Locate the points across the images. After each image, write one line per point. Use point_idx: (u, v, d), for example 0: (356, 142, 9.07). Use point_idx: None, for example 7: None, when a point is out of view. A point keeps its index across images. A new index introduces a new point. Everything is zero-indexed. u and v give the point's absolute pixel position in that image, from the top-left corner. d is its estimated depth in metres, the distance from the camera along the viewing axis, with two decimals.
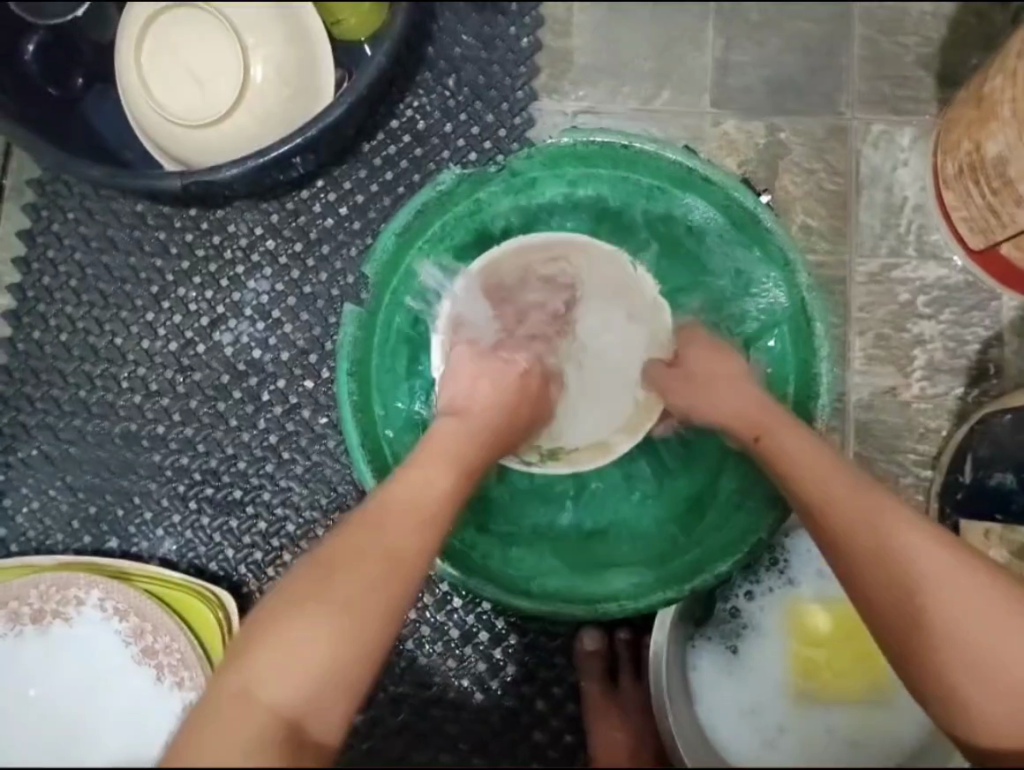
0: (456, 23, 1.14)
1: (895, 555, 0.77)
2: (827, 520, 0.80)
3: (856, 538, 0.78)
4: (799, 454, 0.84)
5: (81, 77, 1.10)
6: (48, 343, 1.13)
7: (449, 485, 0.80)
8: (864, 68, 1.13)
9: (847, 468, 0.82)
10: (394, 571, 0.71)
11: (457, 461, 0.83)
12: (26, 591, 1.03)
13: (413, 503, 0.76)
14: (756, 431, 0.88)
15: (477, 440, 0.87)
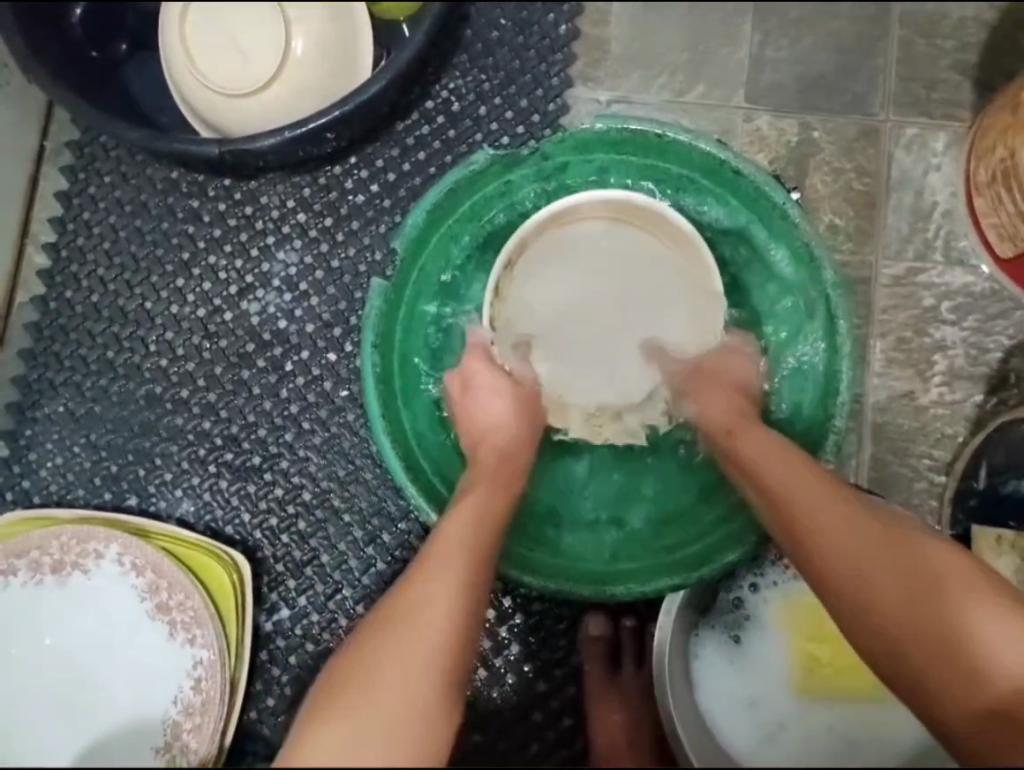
0: (493, 6, 1.15)
1: (866, 535, 0.78)
2: (798, 518, 0.79)
3: (828, 523, 0.78)
4: (763, 452, 0.85)
5: (124, 44, 1.13)
6: (79, 303, 1.15)
7: (466, 541, 0.78)
8: (900, 70, 1.13)
9: (808, 460, 0.84)
10: (440, 647, 0.68)
11: (467, 518, 0.80)
12: (47, 542, 1.05)
13: (436, 571, 0.74)
14: (728, 427, 0.90)
15: (481, 494, 0.84)
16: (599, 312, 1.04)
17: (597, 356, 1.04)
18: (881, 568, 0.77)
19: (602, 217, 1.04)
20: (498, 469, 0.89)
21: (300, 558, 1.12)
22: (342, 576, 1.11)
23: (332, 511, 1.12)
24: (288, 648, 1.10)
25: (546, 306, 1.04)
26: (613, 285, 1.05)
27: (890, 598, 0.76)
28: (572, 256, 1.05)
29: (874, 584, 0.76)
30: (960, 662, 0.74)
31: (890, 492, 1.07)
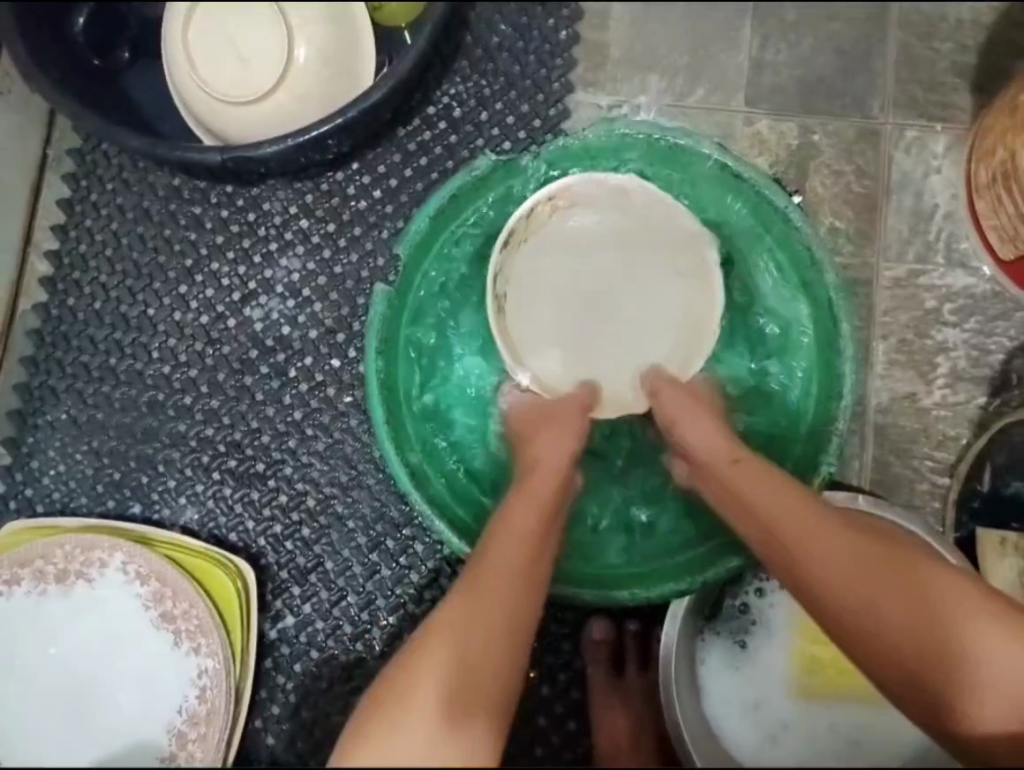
0: (494, 12, 1.15)
1: (879, 574, 0.77)
2: (811, 567, 0.77)
3: (827, 568, 0.76)
4: (770, 491, 0.80)
5: (126, 51, 1.13)
6: (82, 310, 1.15)
7: (518, 560, 0.76)
8: (899, 72, 1.13)
9: (809, 498, 0.80)
10: (481, 678, 0.68)
11: (518, 534, 0.78)
12: (51, 551, 1.05)
13: (481, 589, 0.73)
14: (733, 457, 0.84)
15: (535, 505, 0.82)
16: (595, 295, 1.05)
17: (577, 334, 1.04)
18: (896, 608, 0.76)
19: (634, 206, 1.04)
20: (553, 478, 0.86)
21: (304, 565, 1.12)
22: (346, 582, 1.11)
23: (336, 517, 1.12)
24: (292, 655, 1.10)
25: (545, 271, 1.05)
26: (613, 272, 1.05)
27: (906, 637, 0.75)
28: (588, 229, 1.05)
29: (891, 627, 0.75)
30: (979, 691, 0.75)
31: (894, 494, 1.07)
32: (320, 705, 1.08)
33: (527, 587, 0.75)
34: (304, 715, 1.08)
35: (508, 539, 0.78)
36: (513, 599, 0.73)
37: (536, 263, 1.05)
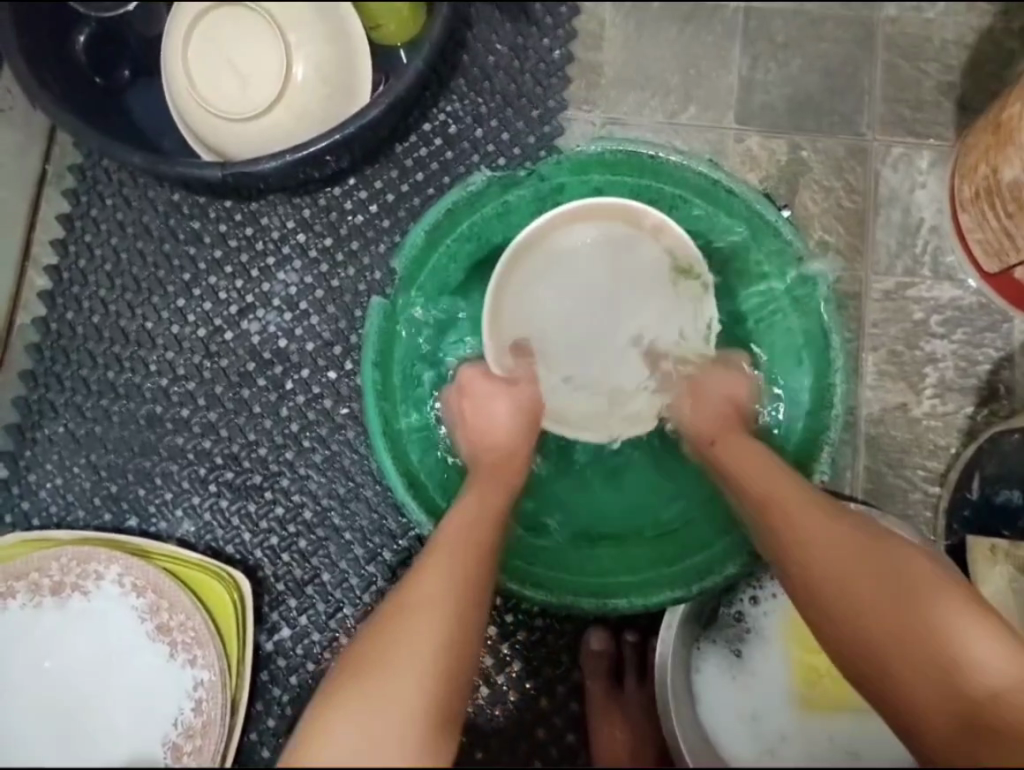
0: (490, 32, 1.18)
1: (849, 540, 0.81)
2: (785, 530, 0.82)
3: (801, 527, 0.81)
4: (747, 464, 0.88)
5: (127, 70, 1.15)
6: (81, 324, 1.16)
7: (469, 539, 0.80)
8: (885, 91, 1.16)
9: (790, 473, 0.87)
10: (450, 639, 0.71)
11: (473, 518, 0.83)
12: (47, 563, 1.05)
13: (438, 567, 0.76)
14: (711, 438, 0.94)
15: (489, 498, 0.86)
16: (605, 314, 1.07)
17: (559, 324, 1.07)
18: (863, 576, 0.78)
19: (691, 300, 1.07)
20: (501, 469, 0.92)
21: (301, 576, 1.12)
22: (343, 594, 1.11)
23: (332, 529, 1.13)
24: (288, 667, 1.10)
25: (581, 265, 1.07)
26: (609, 293, 1.08)
27: (873, 604, 0.77)
28: (642, 269, 1.07)
29: (864, 594, 0.78)
30: (950, 662, 0.74)
31: (887, 503, 1.09)
32: None
33: (478, 561, 0.78)
34: None
35: (459, 522, 0.82)
36: (474, 569, 0.77)
37: (539, 276, 1.07)
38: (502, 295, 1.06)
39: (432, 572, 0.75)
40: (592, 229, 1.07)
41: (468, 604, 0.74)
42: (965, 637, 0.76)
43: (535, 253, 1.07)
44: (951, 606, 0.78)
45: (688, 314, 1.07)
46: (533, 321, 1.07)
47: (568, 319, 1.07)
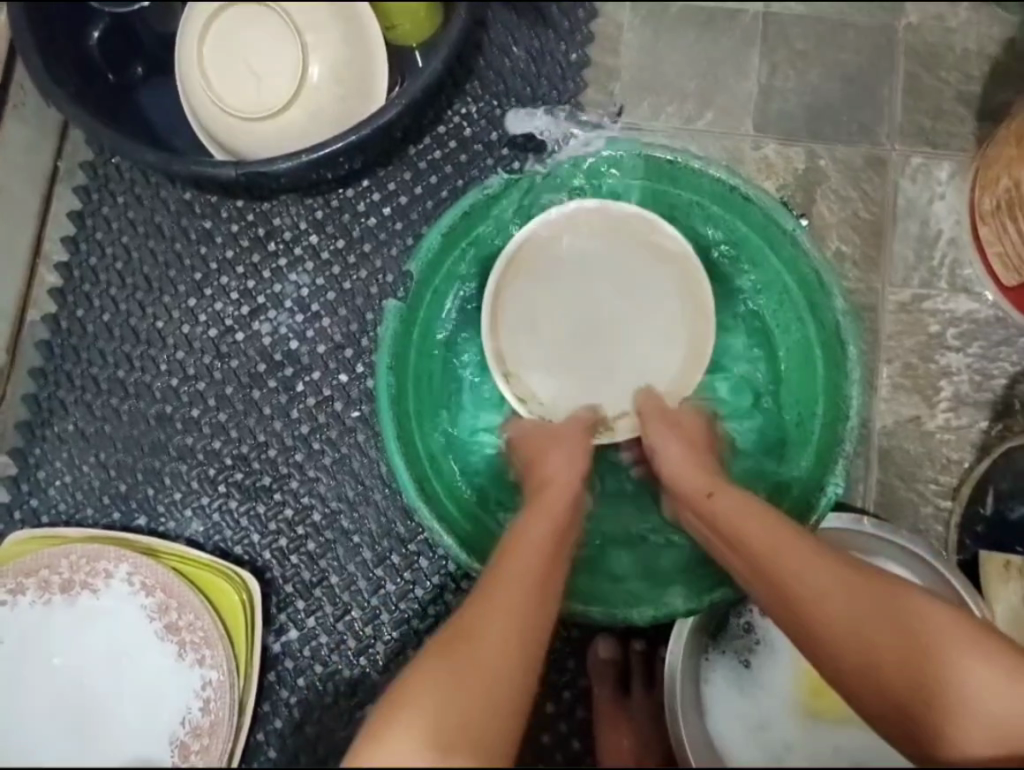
0: (506, 34, 1.16)
1: (864, 602, 0.77)
2: (800, 595, 0.77)
3: (811, 594, 0.77)
4: (745, 520, 0.81)
5: (140, 67, 1.14)
6: (92, 322, 1.16)
7: (533, 574, 0.75)
8: (905, 100, 1.15)
9: (791, 529, 0.81)
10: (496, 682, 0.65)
11: (532, 545, 0.78)
12: (57, 561, 1.05)
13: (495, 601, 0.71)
14: (709, 489, 0.87)
15: (544, 521, 0.82)
16: (607, 330, 1.07)
17: (555, 328, 1.07)
18: (883, 634, 0.76)
19: (694, 320, 1.06)
20: (562, 496, 0.86)
21: (309, 579, 1.12)
22: (350, 597, 1.11)
23: (341, 532, 1.13)
24: (295, 669, 1.10)
25: (586, 280, 1.07)
26: (612, 305, 1.07)
27: (892, 666, 0.75)
28: (648, 288, 1.07)
29: (882, 660, 0.75)
30: (949, 711, 0.76)
31: (898, 517, 1.08)
32: (322, 720, 1.08)
33: (541, 599, 0.74)
34: (307, 729, 1.08)
35: (522, 553, 0.77)
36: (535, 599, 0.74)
37: (539, 288, 1.07)
38: (499, 304, 1.06)
39: (490, 607, 0.71)
40: (591, 238, 1.07)
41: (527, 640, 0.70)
42: (961, 672, 0.76)
43: (532, 263, 1.07)
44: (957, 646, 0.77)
45: (690, 336, 1.06)
46: (535, 334, 1.07)
47: (571, 328, 1.07)
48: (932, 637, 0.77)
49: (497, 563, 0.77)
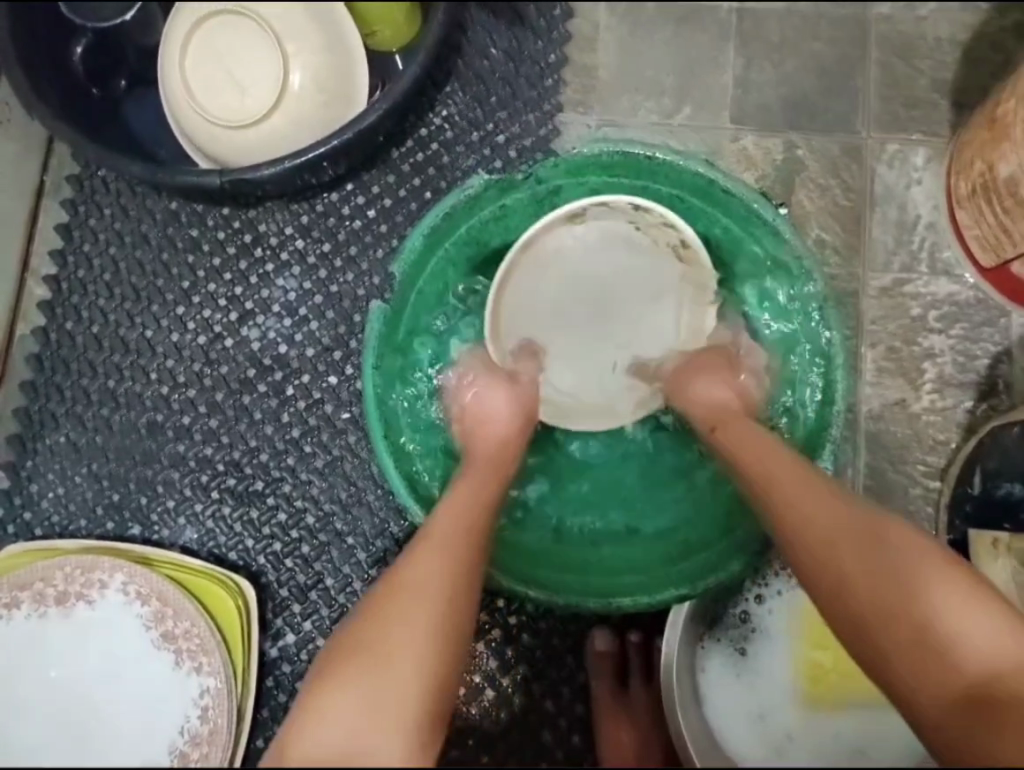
0: (485, 35, 1.18)
1: (850, 536, 0.78)
2: (791, 516, 0.81)
3: (809, 515, 0.80)
4: (749, 446, 0.87)
5: (124, 79, 1.15)
6: (81, 333, 1.16)
7: (471, 519, 0.81)
8: (879, 89, 1.17)
9: (799, 461, 0.85)
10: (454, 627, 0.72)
11: (467, 500, 0.83)
12: (51, 573, 1.05)
13: (449, 550, 0.76)
14: (716, 426, 0.92)
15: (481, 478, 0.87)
16: (607, 320, 1.09)
17: (556, 319, 1.09)
18: (858, 560, 0.77)
19: (690, 332, 1.08)
20: (500, 452, 0.92)
21: (304, 582, 1.12)
22: (346, 599, 1.11)
23: (335, 534, 1.13)
24: (293, 673, 1.10)
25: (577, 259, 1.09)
26: (611, 294, 1.09)
27: (874, 609, 0.76)
28: (645, 277, 1.09)
29: (860, 597, 0.77)
30: (943, 655, 0.74)
31: (888, 499, 1.09)
32: None
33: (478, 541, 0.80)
34: None
35: (456, 503, 0.82)
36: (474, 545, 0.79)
37: (536, 287, 1.09)
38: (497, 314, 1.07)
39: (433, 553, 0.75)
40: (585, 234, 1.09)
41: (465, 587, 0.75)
42: (953, 619, 0.76)
43: (528, 267, 1.08)
44: (928, 585, 0.77)
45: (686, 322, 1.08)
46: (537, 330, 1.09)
47: (571, 320, 1.09)
48: (907, 578, 0.77)
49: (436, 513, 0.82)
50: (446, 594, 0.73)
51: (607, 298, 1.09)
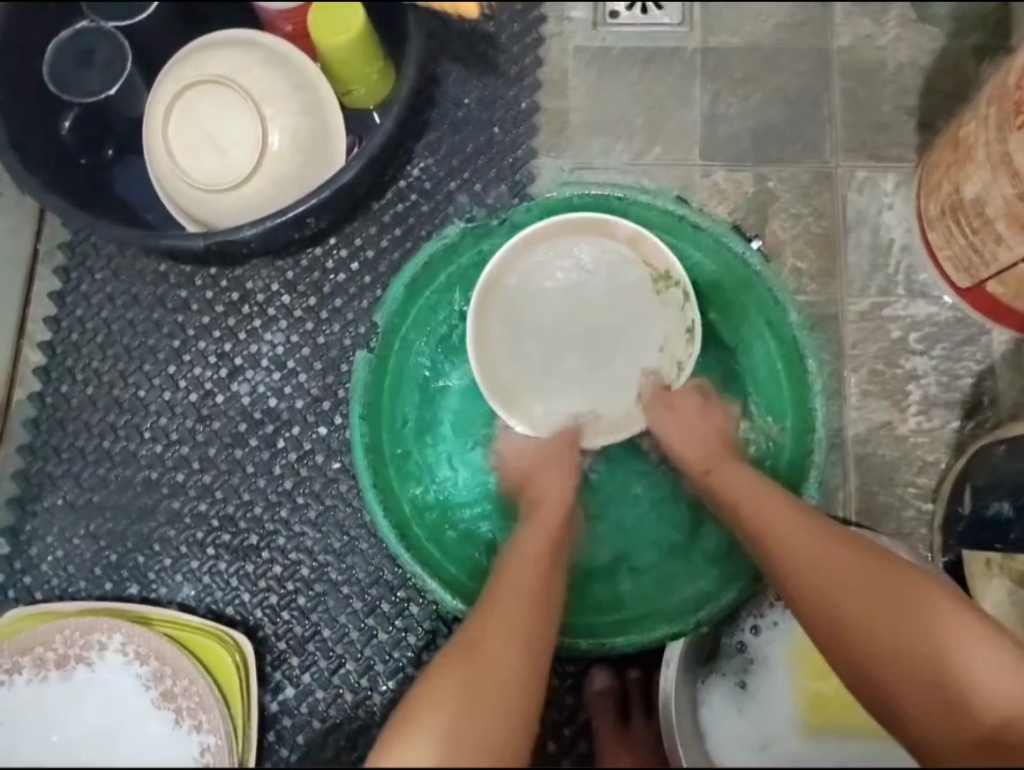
0: (457, 86, 1.21)
1: (851, 574, 0.82)
2: (790, 560, 0.83)
3: (805, 557, 0.83)
4: (740, 487, 0.90)
5: (111, 148, 1.20)
6: (76, 396, 1.19)
7: (531, 588, 0.79)
8: (844, 117, 1.19)
9: (790, 499, 0.88)
10: (516, 702, 0.70)
11: (527, 567, 0.82)
12: (51, 636, 1.06)
13: (514, 623, 0.75)
14: (704, 465, 0.95)
15: (542, 540, 0.85)
16: (590, 331, 1.08)
17: (538, 335, 1.08)
18: (864, 597, 0.80)
19: (676, 342, 1.06)
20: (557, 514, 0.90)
21: (302, 634, 1.12)
22: (344, 649, 1.11)
23: (330, 584, 1.13)
24: (295, 726, 1.10)
25: (562, 287, 1.08)
26: (590, 307, 1.08)
27: (871, 640, 0.79)
28: (625, 287, 1.08)
29: (861, 632, 0.79)
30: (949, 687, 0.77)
31: (882, 523, 1.09)
32: None
33: (542, 617, 0.78)
34: None
35: (517, 570, 0.81)
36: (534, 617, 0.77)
37: (516, 302, 1.08)
38: (481, 336, 1.06)
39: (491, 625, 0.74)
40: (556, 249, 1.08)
41: (522, 658, 0.73)
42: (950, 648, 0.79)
43: (511, 282, 1.08)
44: (921, 615, 0.80)
45: (671, 332, 1.06)
46: (518, 346, 1.07)
47: (553, 334, 1.08)
48: (905, 610, 0.80)
49: (496, 580, 0.81)
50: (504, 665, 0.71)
51: (587, 310, 1.08)
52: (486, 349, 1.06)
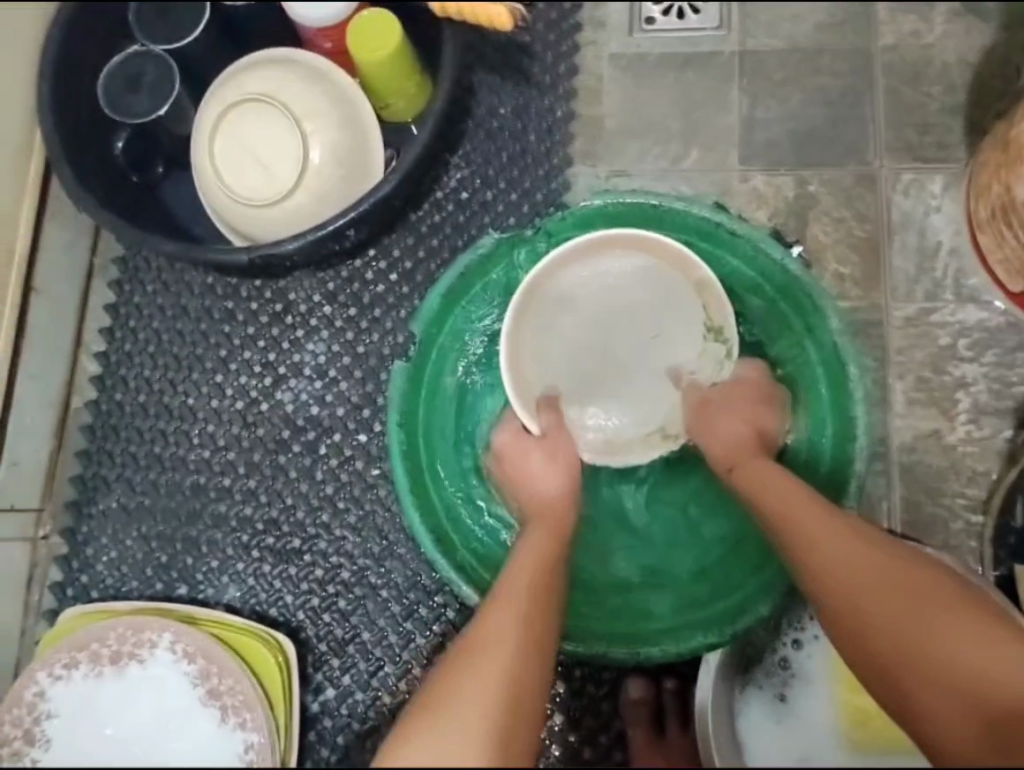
0: (493, 96, 1.23)
1: (880, 578, 0.81)
2: (815, 561, 0.83)
3: (835, 562, 0.82)
4: (767, 485, 0.89)
5: (161, 165, 1.25)
6: (129, 403, 1.24)
7: (536, 582, 0.83)
8: (889, 117, 1.16)
9: (817, 498, 0.87)
10: (525, 689, 0.73)
11: (533, 563, 0.85)
12: (106, 633, 1.09)
13: (521, 614, 0.78)
14: (730, 464, 0.95)
15: (544, 538, 0.89)
16: (621, 332, 1.08)
17: (569, 334, 1.08)
18: (891, 599, 0.80)
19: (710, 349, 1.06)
20: (560, 513, 0.94)
21: (342, 636, 1.15)
22: (382, 652, 1.14)
23: (370, 587, 1.15)
24: (335, 726, 1.12)
25: (595, 288, 1.08)
26: (623, 307, 1.08)
27: (898, 644, 0.78)
28: (659, 289, 1.07)
29: (888, 635, 0.78)
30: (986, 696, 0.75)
31: (929, 535, 1.06)
32: None
33: (547, 612, 0.80)
34: None
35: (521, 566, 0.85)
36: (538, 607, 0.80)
37: (550, 302, 1.08)
38: (515, 340, 1.06)
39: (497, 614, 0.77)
40: (591, 255, 1.08)
41: (530, 646, 0.76)
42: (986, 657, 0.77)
43: (548, 286, 1.07)
44: (951, 622, 0.79)
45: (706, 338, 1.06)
46: (550, 346, 1.08)
47: (585, 334, 1.08)
48: (931, 615, 0.79)
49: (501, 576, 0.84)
50: (514, 651, 0.74)
51: (620, 310, 1.08)
52: (519, 350, 1.06)
